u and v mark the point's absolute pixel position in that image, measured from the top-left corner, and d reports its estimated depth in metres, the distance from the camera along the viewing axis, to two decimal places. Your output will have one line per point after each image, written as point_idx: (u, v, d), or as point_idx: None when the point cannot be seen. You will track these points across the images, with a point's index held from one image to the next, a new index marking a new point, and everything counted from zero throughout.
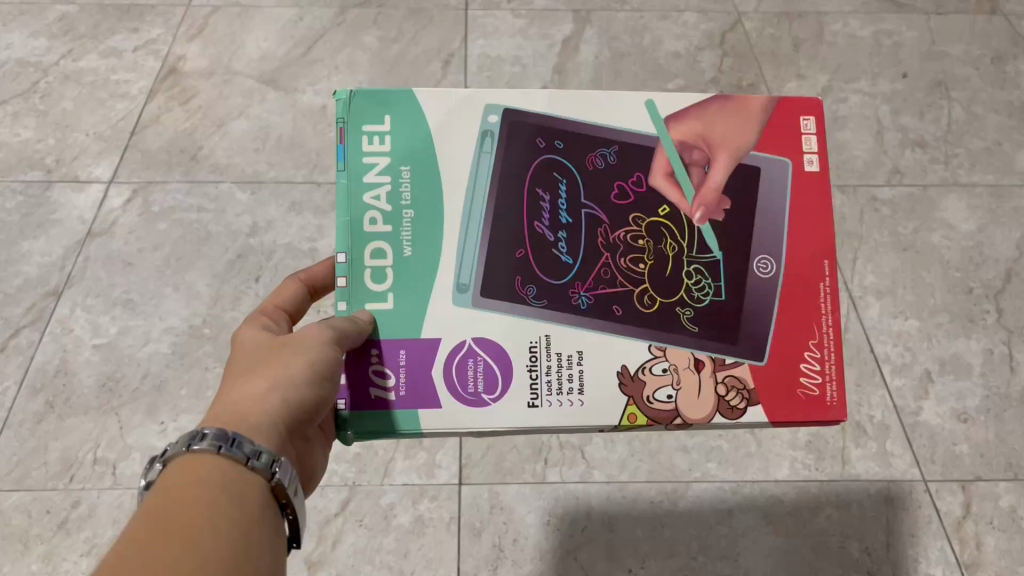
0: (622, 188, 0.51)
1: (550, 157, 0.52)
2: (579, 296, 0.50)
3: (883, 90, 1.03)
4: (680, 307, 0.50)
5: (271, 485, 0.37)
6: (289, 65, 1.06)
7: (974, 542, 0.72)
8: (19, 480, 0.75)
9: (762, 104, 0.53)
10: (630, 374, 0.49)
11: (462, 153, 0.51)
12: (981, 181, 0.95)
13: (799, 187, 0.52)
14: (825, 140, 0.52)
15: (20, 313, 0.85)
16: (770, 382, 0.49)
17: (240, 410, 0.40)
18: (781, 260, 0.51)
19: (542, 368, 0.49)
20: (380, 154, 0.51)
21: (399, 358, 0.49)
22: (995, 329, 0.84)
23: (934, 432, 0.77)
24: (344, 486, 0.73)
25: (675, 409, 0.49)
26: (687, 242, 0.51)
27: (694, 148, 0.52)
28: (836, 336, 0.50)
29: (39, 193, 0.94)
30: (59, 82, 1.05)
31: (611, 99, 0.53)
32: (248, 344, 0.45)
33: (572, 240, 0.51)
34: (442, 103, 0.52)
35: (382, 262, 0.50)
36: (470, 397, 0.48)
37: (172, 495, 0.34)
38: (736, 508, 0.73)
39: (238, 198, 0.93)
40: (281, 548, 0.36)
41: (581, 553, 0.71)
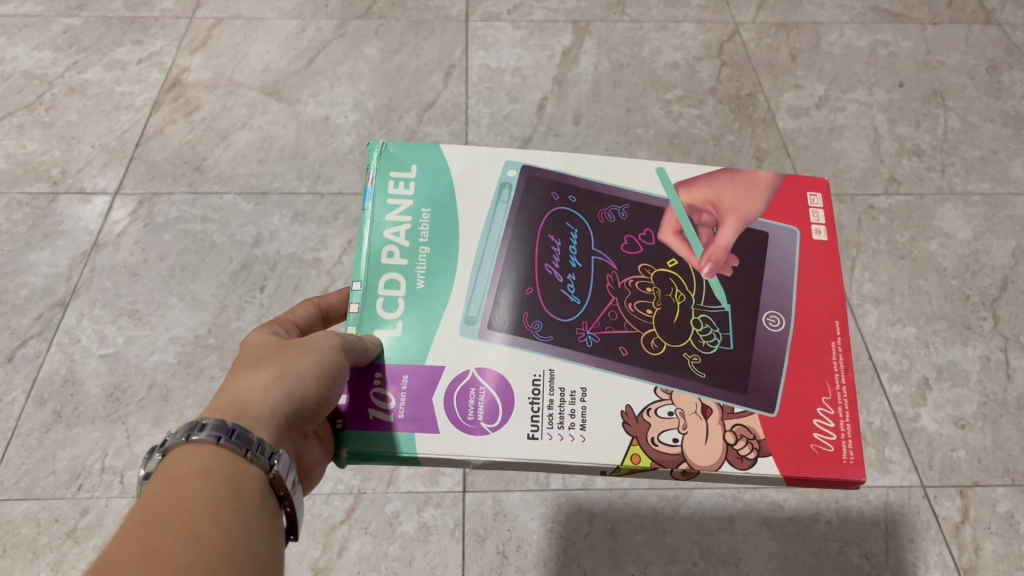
0: (632, 241, 0.54)
1: (563, 210, 0.55)
2: (585, 334, 0.50)
3: (880, 100, 1.05)
4: (688, 353, 0.50)
5: (269, 477, 0.38)
6: (292, 76, 1.07)
7: (973, 547, 0.73)
8: (28, 489, 0.75)
9: (770, 181, 0.57)
10: (634, 415, 0.47)
11: (480, 201, 0.54)
12: (977, 189, 0.96)
13: (808, 252, 0.54)
14: (831, 216, 0.56)
15: (27, 323, 0.86)
16: (782, 433, 0.47)
17: (241, 402, 0.40)
18: (791, 316, 0.52)
19: (544, 402, 0.48)
20: (403, 197, 0.54)
21: (402, 381, 0.48)
22: (992, 336, 0.85)
23: (932, 438, 0.78)
24: (349, 494, 0.74)
25: (681, 453, 0.47)
26: (695, 293, 0.52)
27: (703, 210, 0.55)
28: (850, 395, 0.49)
29: (45, 205, 0.95)
30: (64, 95, 1.06)
31: (624, 162, 0.57)
32: (255, 345, 0.46)
33: (581, 285, 0.52)
34: (466, 159, 0.56)
35: (395, 292, 0.51)
36: (469, 428, 0.47)
37: (170, 485, 0.34)
38: (737, 514, 0.74)
39: (242, 208, 0.94)
40: (278, 538, 0.37)
41: (584, 560, 0.72)
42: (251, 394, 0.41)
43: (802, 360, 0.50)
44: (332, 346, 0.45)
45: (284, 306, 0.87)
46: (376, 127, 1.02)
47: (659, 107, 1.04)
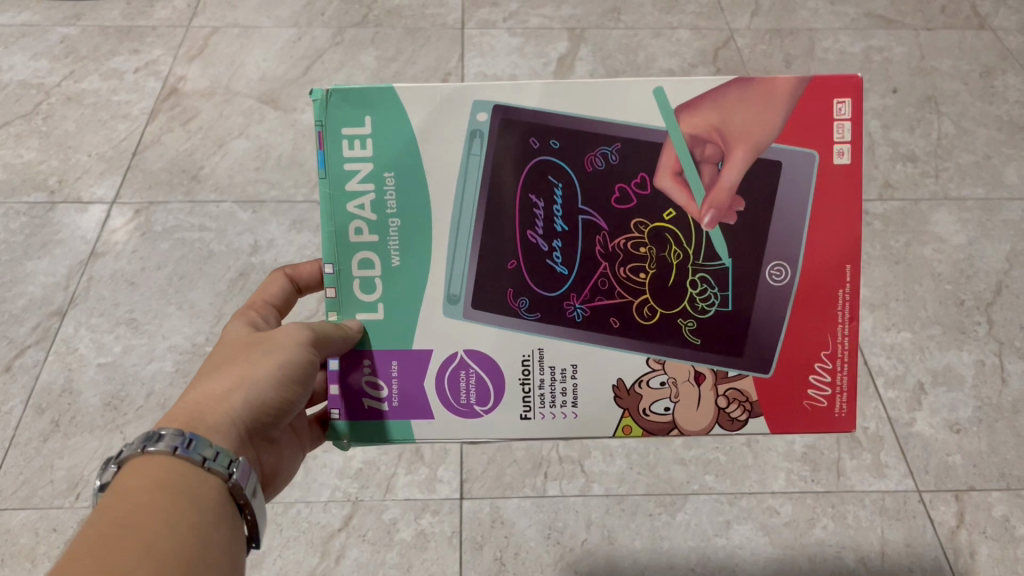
0: (624, 192, 0.50)
1: (545, 159, 0.50)
2: (573, 308, 0.52)
3: (874, 105, 1.05)
4: (683, 319, 0.52)
5: (229, 486, 0.40)
6: (288, 85, 1.07)
7: (969, 551, 0.73)
8: (26, 498, 0.75)
9: (789, 87, 0.49)
10: (626, 388, 0.52)
11: (451, 157, 0.50)
12: (971, 195, 0.97)
13: (826, 182, 0.50)
14: (860, 128, 0.49)
15: (25, 332, 0.86)
16: (777, 395, 0.52)
17: (201, 410, 0.42)
18: (797, 267, 0.51)
19: (535, 381, 0.52)
20: (362, 160, 0.50)
21: (391, 367, 0.52)
22: (986, 341, 0.85)
23: (927, 443, 0.78)
24: (347, 501, 0.74)
25: (671, 420, 0.53)
26: (694, 249, 0.51)
27: (706, 143, 0.49)
28: (851, 346, 0.52)
29: (43, 214, 0.95)
30: (61, 104, 1.06)
31: (615, 87, 0.49)
32: (229, 341, 0.48)
33: (568, 251, 0.51)
34: (425, 102, 0.49)
35: (371, 271, 0.52)
36: (463, 411, 0.53)
37: (128, 497, 0.36)
38: (734, 520, 0.74)
39: (239, 217, 0.95)
40: (237, 546, 0.39)
41: (582, 566, 0.72)
42: (212, 401, 0.43)
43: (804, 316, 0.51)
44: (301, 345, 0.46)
45: None
46: None
47: None
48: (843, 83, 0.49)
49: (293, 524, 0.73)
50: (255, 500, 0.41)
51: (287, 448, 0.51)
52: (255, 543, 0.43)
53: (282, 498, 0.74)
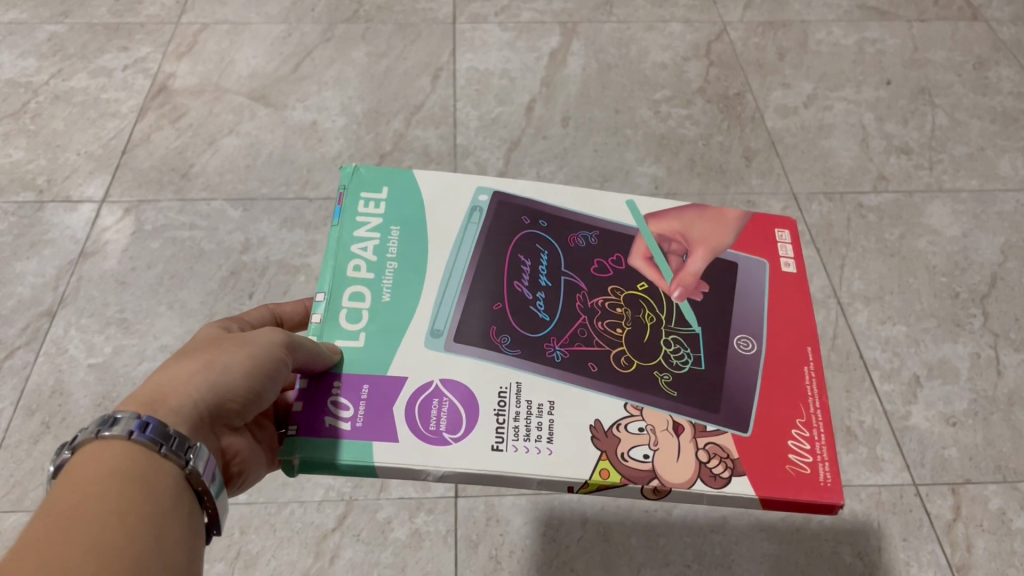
0: (601, 265, 0.54)
1: (533, 232, 0.55)
2: (554, 349, 0.49)
3: (867, 98, 1.05)
4: (659, 371, 0.49)
5: (186, 473, 0.38)
6: (278, 81, 1.06)
7: (965, 545, 0.72)
8: (17, 501, 0.74)
9: (737, 217, 0.58)
10: (604, 429, 0.45)
11: (451, 222, 0.55)
12: (965, 186, 0.96)
13: (777, 284, 0.54)
14: (799, 251, 0.56)
15: (14, 334, 0.85)
16: (753, 452, 0.45)
17: (160, 391, 0.41)
18: (762, 340, 0.51)
19: (511, 413, 0.45)
20: (373, 216, 0.55)
21: (361, 392, 0.46)
22: (981, 333, 0.85)
23: (924, 437, 0.78)
24: (341, 501, 0.73)
25: (653, 470, 0.44)
26: (666, 315, 0.52)
27: (671, 240, 0.55)
28: (825, 418, 0.46)
29: (31, 214, 0.95)
30: (49, 103, 1.05)
31: (598, 194, 0.58)
32: (202, 335, 0.47)
33: (550, 302, 0.51)
34: (437, 185, 0.57)
35: (359, 305, 0.50)
36: (430, 439, 0.44)
37: (77, 488, 0.34)
38: (730, 516, 0.74)
39: (230, 215, 0.94)
40: (196, 535, 0.38)
41: (577, 563, 0.71)
42: (173, 381, 0.42)
43: (773, 386, 0.48)
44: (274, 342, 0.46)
45: None
46: (364, 131, 1.01)
47: (647, 108, 1.04)
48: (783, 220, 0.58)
49: (286, 525, 0.72)
50: (215, 489, 0.40)
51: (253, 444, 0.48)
52: (216, 531, 0.42)
53: (275, 499, 0.73)
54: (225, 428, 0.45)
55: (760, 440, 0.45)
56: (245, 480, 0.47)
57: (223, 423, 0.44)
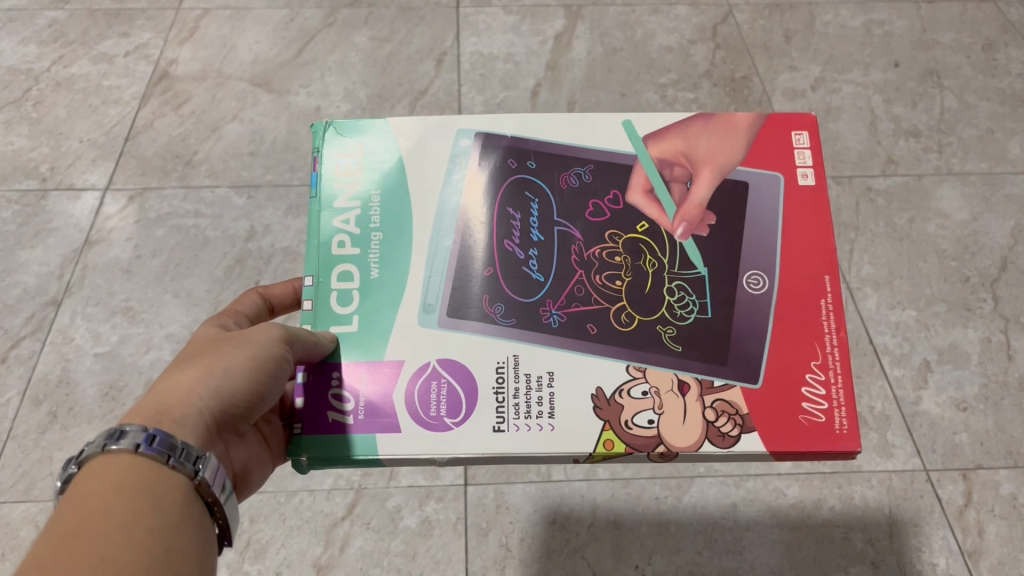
0: (599, 206, 0.53)
1: (522, 176, 0.54)
2: (550, 313, 0.50)
3: (876, 80, 1.04)
4: (662, 325, 0.49)
5: (195, 484, 0.38)
6: (281, 67, 1.05)
7: (977, 530, 0.73)
8: (26, 491, 0.74)
9: (749, 123, 0.55)
10: (606, 398, 0.47)
11: (435, 176, 0.54)
12: (975, 169, 0.96)
13: (793, 200, 0.53)
14: (818, 154, 0.54)
15: (20, 323, 0.85)
16: (765, 407, 0.47)
17: (164, 403, 0.40)
18: (774, 277, 0.51)
19: (510, 390, 0.47)
20: (351, 179, 0.54)
21: (359, 376, 0.48)
22: (992, 318, 0.84)
23: (934, 422, 0.78)
24: (350, 490, 0.73)
25: (658, 435, 0.47)
26: (669, 259, 0.51)
27: (674, 164, 0.54)
28: (841, 359, 0.48)
29: (35, 202, 0.94)
30: (50, 90, 1.04)
31: (590, 121, 0.56)
32: (200, 338, 0.47)
33: (544, 259, 0.52)
34: (413, 134, 0.55)
35: (349, 286, 0.51)
36: (433, 423, 0.47)
37: (84, 503, 0.34)
38: (741, 502, 0.73)
39: (234, 202, 0.93)
40: (208, 546, 0.37)
41: (588, 551, 0.71)
42: (175, 393, 0.41)
43: (784, 332, 0.49)
44: (274, 339, 0.45)
45: None
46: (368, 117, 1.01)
47: (653, 92, 1.03)
48: (797, 120, 0.55)
49: (296, 513, 0.72)
50: (224, 498, 0.40)
51: (261, 448, 0.47)
52: (227, 542, 0.41)
53: (284, 487, 0.73)
54: (230, 433, 0.45)
55: (772, 391, 0.47)
56: (252, 484, 0.47)
57: (230, 428, 0.44)
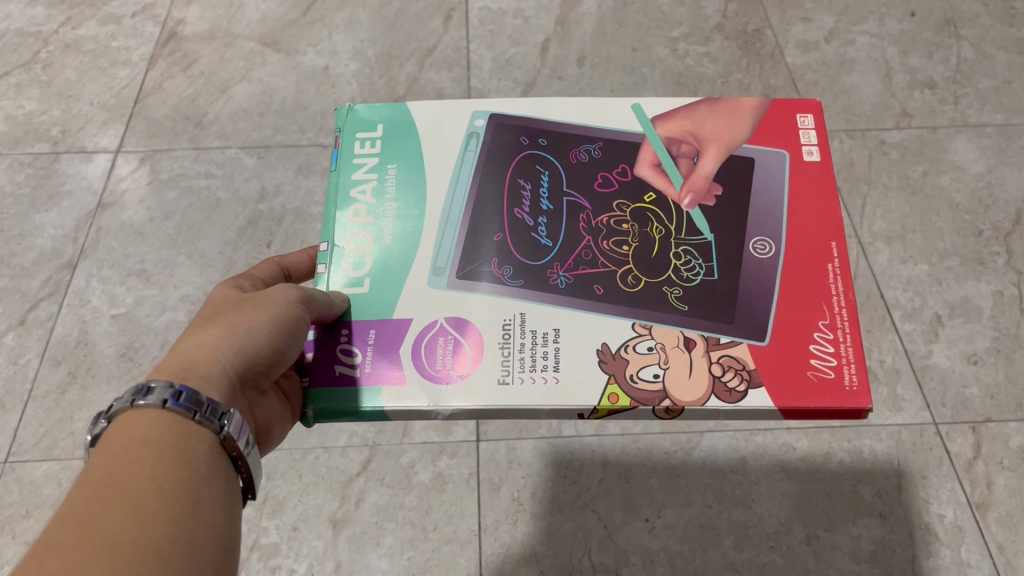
0: (606, 178, 0.55)
1: (534, 153, 0.57)
2: (557, 275, 0.51)
3: (891, 31, 1.02)
4: (668, 287, 0.50)
5: (220, 438, 0.39)
6: (289, 26, 1.05)
7: (986, 482, 0.72)
8: (47, 450, 0.75)
9: (755, 106, 0.58)
10: (611, 352, 0.47)
11: (451, 150, 0.57)
12: (991, 121, 0.94)
13: (798, 174, 0.55)
14: (823, 135, 0.56)
15: (37, 286, 0.86)
16: (772, 362, 0.47)
17: (190, 360, 0.41)
18: (780, 241, 0.52)
19: (516, 345, 0.48)
20: (369, 157, 0.58)
21: (368, 337, 0.49)
22: (1005, 271, 0.84)
23: (945, 375, 0.78)
24: (364, 446, 0.74)
25: (663, 389, 0.46)
26: (675, 225, 0.53)
27: (681, 142, 0.57)
28: (850, 317, 0.48)
29: (48, 165, 0.95)
30: (60, 52, 1.04)
31: (600, 105, 0.59)
32: (217, 299, 0.47)
33: (552, 227, 0.54)
34: (430, 116, 0.59)
35: (363, 251, 0.53)
36: (439, 377, 0.47)
37: (115, 457, 0.35)
38: (750, 456, 0.74)
39: (245, 163, 0.94)
40: (234, 499, 0.38)
41: (599, 505, 0.72)
42: (201, 350, 0.42)
43: (790, 293, 0.49)
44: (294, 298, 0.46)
45: None
46: (377, 76, 1.00)
47: (664, 45, 1.02)
48: (803, 104, 0.58)
49: (312, 470, 0.73)
50: (248, 452, 0.41)
51: (282, 404, 0.48)
52: (251, 494, 0.43)
53: (300, 445, 0.74)
54: (253, 390, 0.45)
55: (781, 347, 0.47)
56: (272, 440, 0.48)
57: (252, 385, 0.45)
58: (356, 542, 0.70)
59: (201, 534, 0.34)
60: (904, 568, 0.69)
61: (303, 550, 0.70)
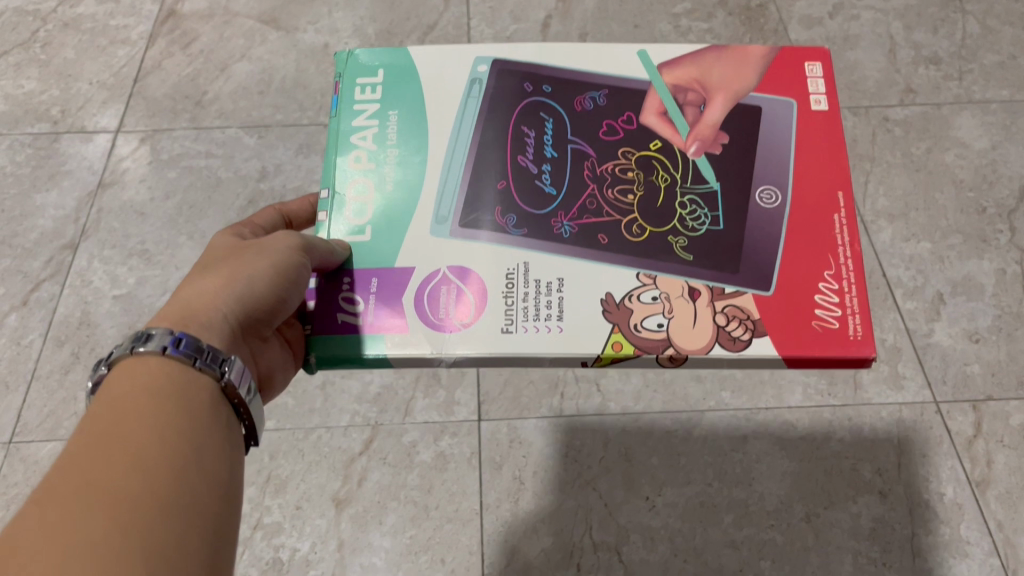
0: (611, 126, 0.62)
1: (537, 100, 0.64)
2: (562, 225, 0.58)
3: (896, 6, 1.01)
4: (674, 237, 0.58)
5: (222, 385, 0.44)
6: (289, 3, 1.04)
7: (986, 460, 0.73)
8: (52, 431, 0.75)
9: (762, 54, 0.65)
10: (615, 303, 0.55)
11: (454, 96, 0.64)
12: (995, 97, 0.94)
13: (806, 122, 0.62)
14: (830, 85, 0.64)
15: (39, 267, 0.86)
16: (779, 312, 0.54)
17: (193, 306, 0.46)
18: (786, 193, 0.59)
19: (519, 295, 0.55)
20: (370, 102, 0.65)
21: (371, 285, 0.56)
22: (1008, 249, 0.83)
23: (946, 353, 0.78)
24: (367, 426, 0.75)
25: (666, 338, 0.54)
26: (681, 174, 0.60)
27: (688, 90, 0.64)
28: (854, 270, 0.55)
29: (48, 145, 0.94)
30: (58, 30, 1.04)
31: (604, 51, 0.66)
32: (219, 249, 0.52)
33: (557, 175, 0.60)
34: (434, 66, 0.66)
35: (364, 199, 0.60)
36: (442, 325, 0.55)
37: (115, 405, 0.39)
38: (750, 435, 0.74)
39: (245, 142, 0.93)
40: (234, 441, 0.43)
41: (600, 483, 0.72)
42: (205, 297, 0.47)
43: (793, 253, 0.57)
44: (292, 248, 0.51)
45: None
46: None
47: (667, 21, 1.01)
48: (812, 52, 0.65)
49: (314, 449, 0.74)
50: (249, 400, 0.46)
51: (285, 351, 0.54)
52: (253, 441, 0.48)
53: (302, 425, 0.75)
54: (255, 336, 0.51)
55: (787, 296, 0.55)
56: (275, 386, 0.54)
57: (254, 331, 0.50)
58: (359, 520, 0.71)
59: (200, 482, 0.38)
60: (903, 545, 0.69)
61: (306, 528, 0.70)
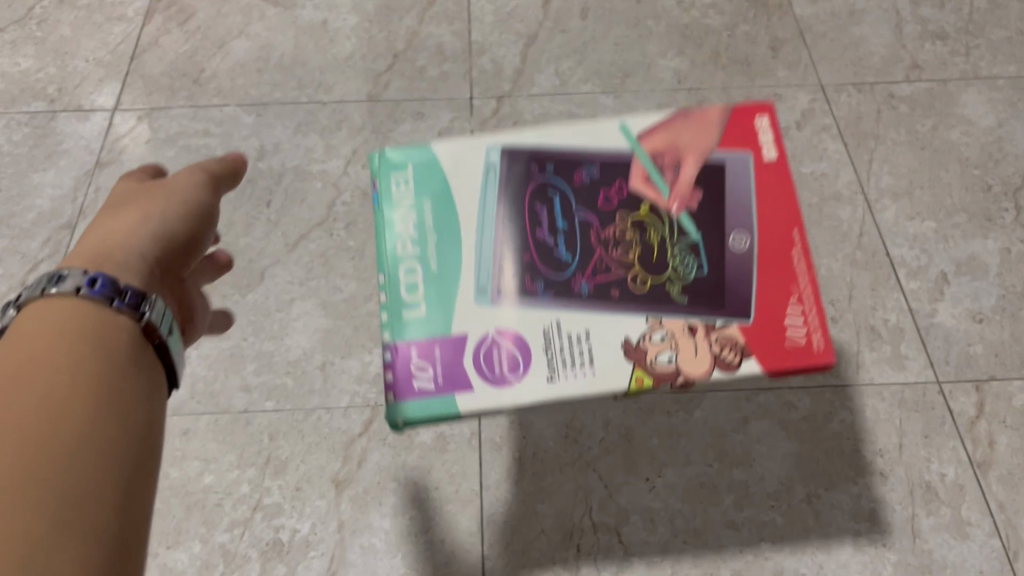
0: (608, 195, 0.50)
1: (543, 182, 0.51)
2: (580, 284, 0.48)
3: None
4: (670, 283, 0.48)
5: (143, 326, 0.37)
6: None
7: (987, 440, 0.72)
8: None
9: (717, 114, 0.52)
10: (632, 345, 0.46)
11: (474, 169, 0.51)
12: (1002, 73, 0.93)
13: (762, 176, 0.50)
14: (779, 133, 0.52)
15: (37, 247, 0.85)
16: (758, 338, 0.46)
17: (107, 244, 0.40)
18: (755, 232, 0.49)
19: (556, 349, 0.46)
20: (404, 204, 0.51)
21: (434, 354, 0.46)
22: (1013, 228, 0.83)
23: (949, 334, 0.77)
24: (366, 407, 0.74)
25: (676, 368, 0.45)
26: (670, 231, 0.49)
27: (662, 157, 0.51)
28: (814, 294, 0.47)
29: (44, 124, 0.94)
30: (54, 7, 1.03)
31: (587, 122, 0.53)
32: (121, 188, 0.46)
33: (571, 243, 0.49)
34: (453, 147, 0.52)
35: (416, 280, 0.49)
36: (496, 381, 0.45)
37: (20, 350, 0.32)
38: (751, 417, 0.74)
39: (243, 120, 0.93)
40: (156, 395, 0.36)
41: (599, 464, 0.72)
42: (117, 236, 0.40)
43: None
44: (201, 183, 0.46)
45: (291, 222, 0.86)
46: (376, 30, 1.00)
47: None
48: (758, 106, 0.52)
49: (314, 430, 0.73)
50: (173, 341, 0.39)
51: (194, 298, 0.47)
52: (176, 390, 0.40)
53: (302, 406, 0.74)
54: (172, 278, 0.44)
55: (760, 325, 0.47)
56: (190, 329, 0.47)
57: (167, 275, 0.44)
58: (359, 502, 0.70)
59: (109, 444, 0.31)
60: (903, 526, 0.69)
61: (306, 509, 0.70)
